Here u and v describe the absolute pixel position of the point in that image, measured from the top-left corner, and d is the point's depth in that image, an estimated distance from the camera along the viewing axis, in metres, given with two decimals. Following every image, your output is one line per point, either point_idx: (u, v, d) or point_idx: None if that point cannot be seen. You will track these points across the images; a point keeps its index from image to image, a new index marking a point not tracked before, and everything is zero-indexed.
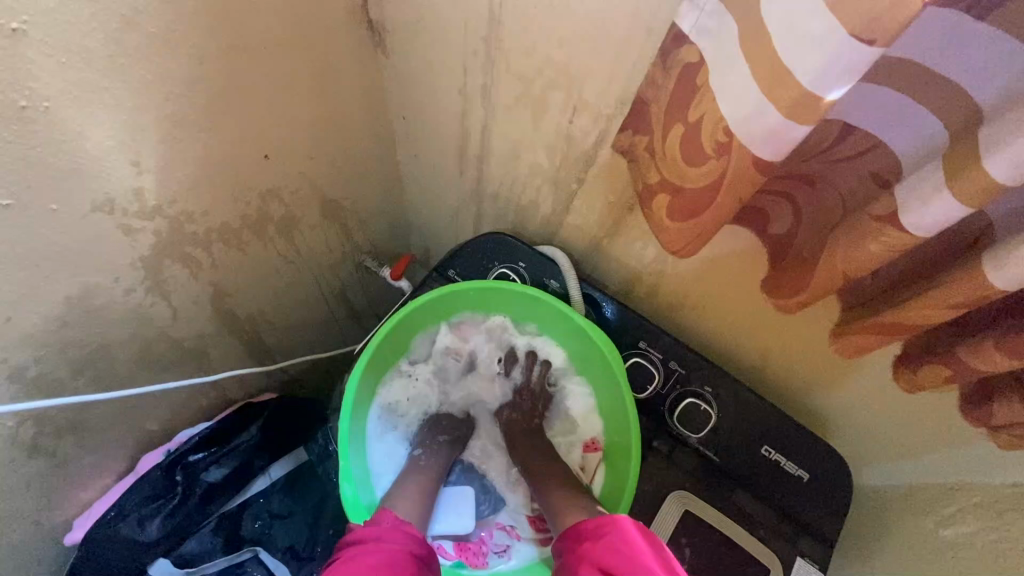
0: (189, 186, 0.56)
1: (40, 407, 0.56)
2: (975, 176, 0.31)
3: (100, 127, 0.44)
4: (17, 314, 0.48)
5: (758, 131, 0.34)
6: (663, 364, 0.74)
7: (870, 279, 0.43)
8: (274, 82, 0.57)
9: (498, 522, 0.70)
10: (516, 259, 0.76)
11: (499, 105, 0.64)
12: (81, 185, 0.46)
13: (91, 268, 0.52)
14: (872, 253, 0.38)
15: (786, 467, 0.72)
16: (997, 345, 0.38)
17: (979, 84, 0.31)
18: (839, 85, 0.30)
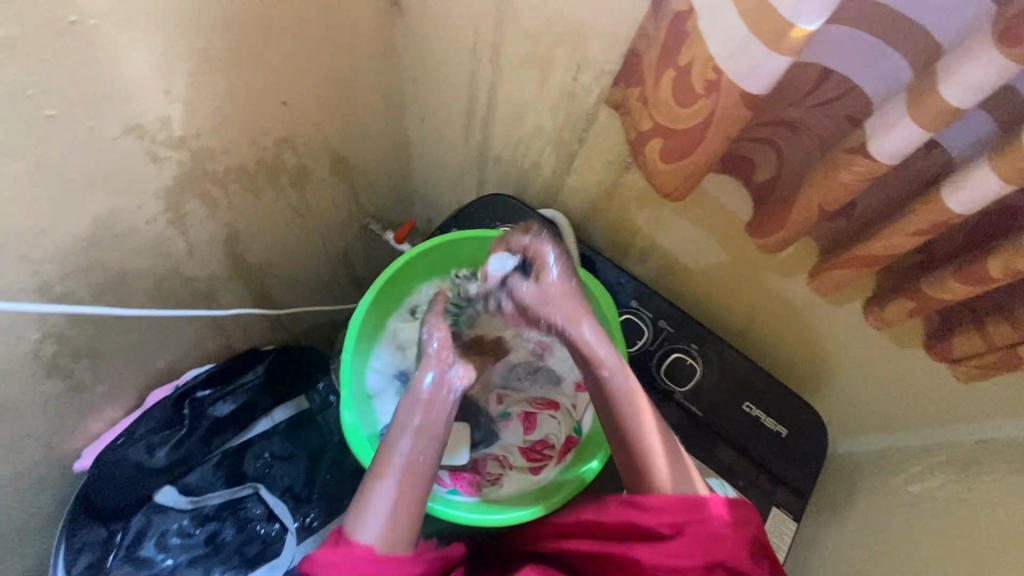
0: (212, 123, 0.59)
1: (61, 327, 0.59)
2: (932, 102, 0.34)
3: (138, 52, 0.48)
4: (49, 225, 0.51)
5: (743, 65, 0.38)
6: (652, 322, 0.77)
7: (849, 215, 0.48)
8: (297, 31, 0.60)
9: (492, 454, 0.72)
10: (515, 219, 0.79)
11: (508, 63, 0.67)
12: (116, 106, 0.49)
13: (119, 191, 0.55)
14: (845, 182, 0.42)
15: (765, 422, 0.75)
16: (954, 273, 0.43)
17: (939, 25, 0.35)
18: (814, 18, 0.34)
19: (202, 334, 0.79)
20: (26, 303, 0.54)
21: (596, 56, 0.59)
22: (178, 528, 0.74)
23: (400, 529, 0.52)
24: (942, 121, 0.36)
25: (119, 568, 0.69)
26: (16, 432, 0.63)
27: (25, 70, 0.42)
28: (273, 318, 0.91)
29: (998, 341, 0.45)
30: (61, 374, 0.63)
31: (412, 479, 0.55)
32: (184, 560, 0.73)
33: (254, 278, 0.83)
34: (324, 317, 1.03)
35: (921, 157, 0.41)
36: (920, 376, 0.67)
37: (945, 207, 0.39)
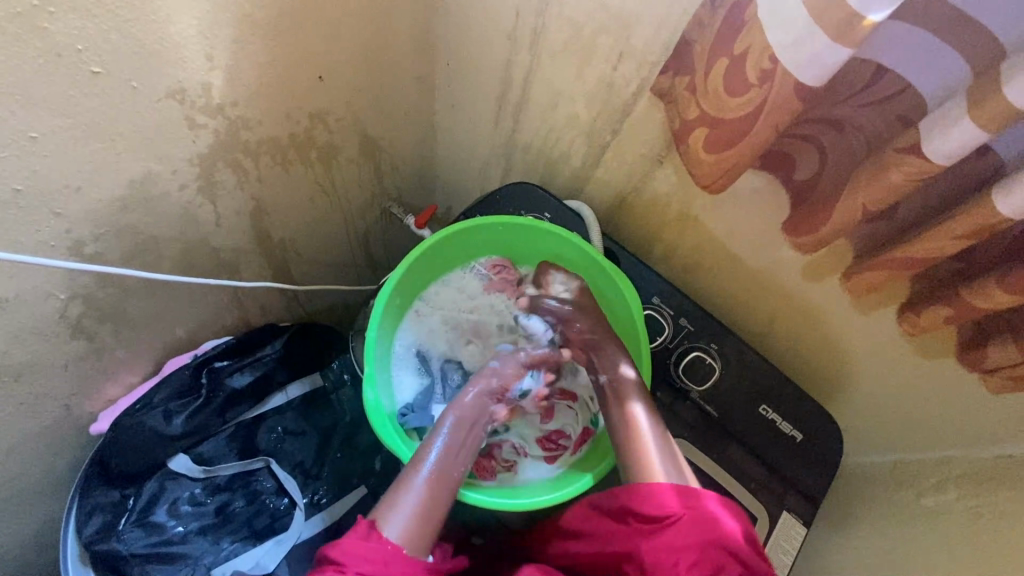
0: (250, 91, 0.59)
1: (91, 287, 0.59)
2: (996, 102, 0.34)
3: (188, 14, 0.48)
4: (86, 185, 0.51)
5: (803, 56, 0.38)
6: (673, 319, 0.76)
7: (891, 215, 0.47)
8: (339, 5, 0.60)
9: (506, 439, 0.73)
10: (542, 209, 0.78)
11: (547, 50, 0.67)
12: (161, 67, 0.49)
13: (155, 155, 0.55)
14: (894, 183, 0.42)
15: (780, 426, 0.74)
16: (999, 280, 0.42)
17: (1006, 27, 0.35)
18: (881, 7, 0.34)
19: (222, 306, 0.79)
20: (56, 260, 0.54)
21: (639, 47, 0.59)
22: (190, 497, 0.74)
23: (419, 530, 0.55)
24: (1004, 124, 0.35)
25: (130, 532, 0.69)
26: (40, 390, 0.63)
27: (78, 24, 0.42)
28: (291, 295, 0.91)
29: None
30: (86, 335, 0.63)
31: (433, 491, 0.58)
32: (193, 528, 0.73)
33: (276, 253, 0.83)
34: (339, 297, 1.03)
35: (973, 159, 0.40)
36: (944, 389, 0.66)
37: (998, 213, 0.38)
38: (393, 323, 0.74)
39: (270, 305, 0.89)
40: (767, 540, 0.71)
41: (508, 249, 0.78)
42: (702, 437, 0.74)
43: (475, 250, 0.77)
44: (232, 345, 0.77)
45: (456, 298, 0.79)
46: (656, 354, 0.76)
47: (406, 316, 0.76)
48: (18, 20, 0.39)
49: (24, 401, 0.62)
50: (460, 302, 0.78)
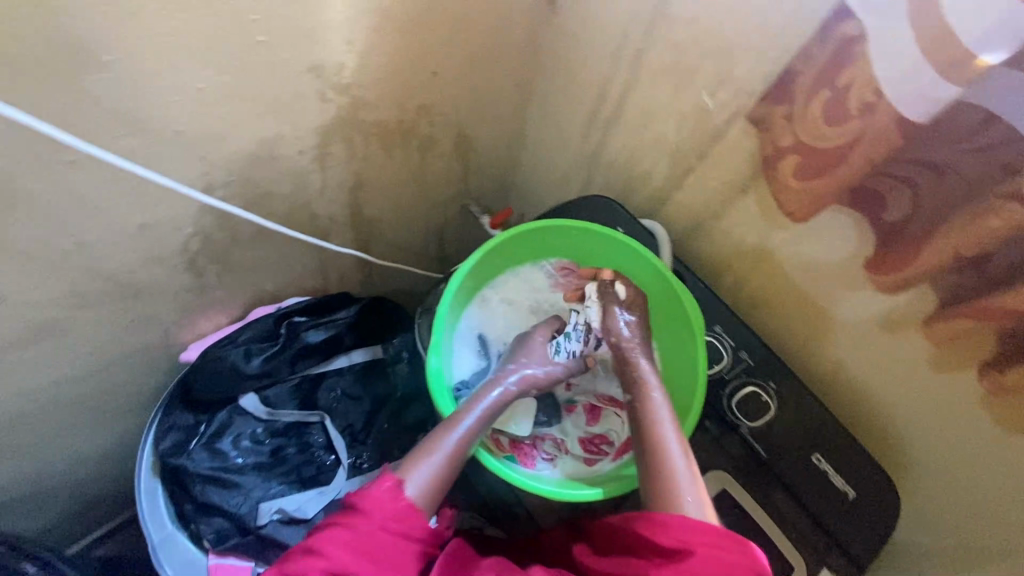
0: (377, 76, 0.66)
1: (208, 226, 0.67)
2: None
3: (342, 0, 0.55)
4: (228, 135, 0.59)
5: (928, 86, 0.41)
6: (732, 350, 0.73)
7: (992, 263, 0.50)
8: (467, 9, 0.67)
9: (548, 434, 0.75)
10: (617, 221, 0.79)
11: (646, 71, 0.70)
12: (306, 42, 0.56)
13: (283, 117, 0.62)
14: (994, 226, 0.49)
15: (833, 479, 0.68)
16: None
17: None
18: None
19: (308, 268, 0.86)
20: (194, 193, 0.62)
21: (739, 76, 0.61)
22: (251, 436, 0.80)
23: (426, 496, 0.59)
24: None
25: (198, 452, 0.77)
26: (148, 312, 0.71)
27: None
28: (366, 271, 0.98)
29: None
30: (196, 270, 0.72)
31: (447, 461, 0.61)
32: (250, 462, 0.79)
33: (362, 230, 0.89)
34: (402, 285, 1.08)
35: None
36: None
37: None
38: (462, 304, 0.78)
39: (347, 276, 0.95)
40: None
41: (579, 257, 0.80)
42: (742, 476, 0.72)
43: (546, 250, 0.81)
44: (309, 304, 0.84)
45: (521, 292, 0.82)
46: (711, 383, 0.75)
47: (473, 300, 0.80)
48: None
49: (132, 321, 0.71)
50: (528, 295, 0.82)
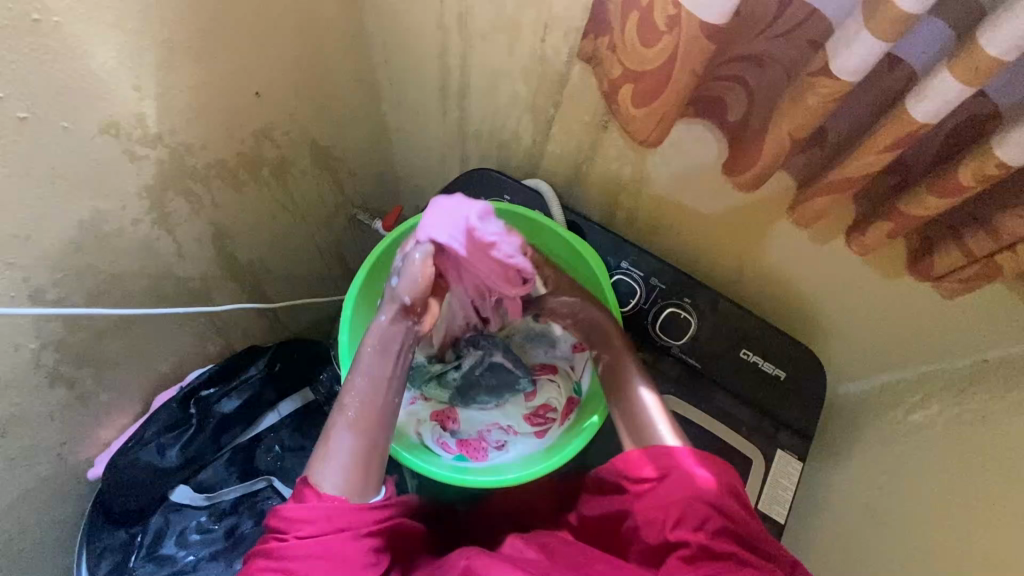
0: (521, 144, 0.90)
1: (290, 232, 0.97)
2: (900, 123, 0.44)
3: (293, 115, 0.82)
4: (294, 187, 0.92)
5: (843, 59, 0.42)
6: (645, 281, 0.86)
7: (878, 183, 0.54)
8: (510, 117, 0.86)
9: (495, 422, 0.78)
10: (502, 191, 0.88)
11: (513, 43, 0.74)
12: (201, 235, 0.79)
13: (300, 156, 0.89)
14: (840, 179, 0.52)
15: (763, 366, 0.85)
16: (972, 235, 0.49)
17: (846, 64, 0.43)
18: (841, 58, 0.42)
19: (333, 192, 1.01)
20: (232, 205, 0.82)
21: (562, 17, 0.67)
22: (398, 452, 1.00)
23: (353, 474, 0.58)
24: (983, 74, 0.38)
25: (142, 566, 0.78)
26: (115, 397, 0.80)
27: (122, 218, 0.66)
28: (271, 315, 1.03)
29: (978, 254, 0.50)
30: (279, 374, 0.92)
31: (367, 427, 0.61)
32: (204, 556, 0.81)
33: (310, 238, 1.03)
34: (326, 313, 1.20)
35: (933, 132, 0.47)
36: (926, 467, 0.74)
37: (998, 163, 0.42)
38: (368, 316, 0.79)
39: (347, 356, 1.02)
40: (765, 479, 0.81)
41: None
42: (744, 425, 0.84)
43: None
44: (282, 350, 0.92)
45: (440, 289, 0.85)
46: (707, 366, 0.85)
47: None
48: (104, 240, 0.65)
49: (37, 345, 0.65)
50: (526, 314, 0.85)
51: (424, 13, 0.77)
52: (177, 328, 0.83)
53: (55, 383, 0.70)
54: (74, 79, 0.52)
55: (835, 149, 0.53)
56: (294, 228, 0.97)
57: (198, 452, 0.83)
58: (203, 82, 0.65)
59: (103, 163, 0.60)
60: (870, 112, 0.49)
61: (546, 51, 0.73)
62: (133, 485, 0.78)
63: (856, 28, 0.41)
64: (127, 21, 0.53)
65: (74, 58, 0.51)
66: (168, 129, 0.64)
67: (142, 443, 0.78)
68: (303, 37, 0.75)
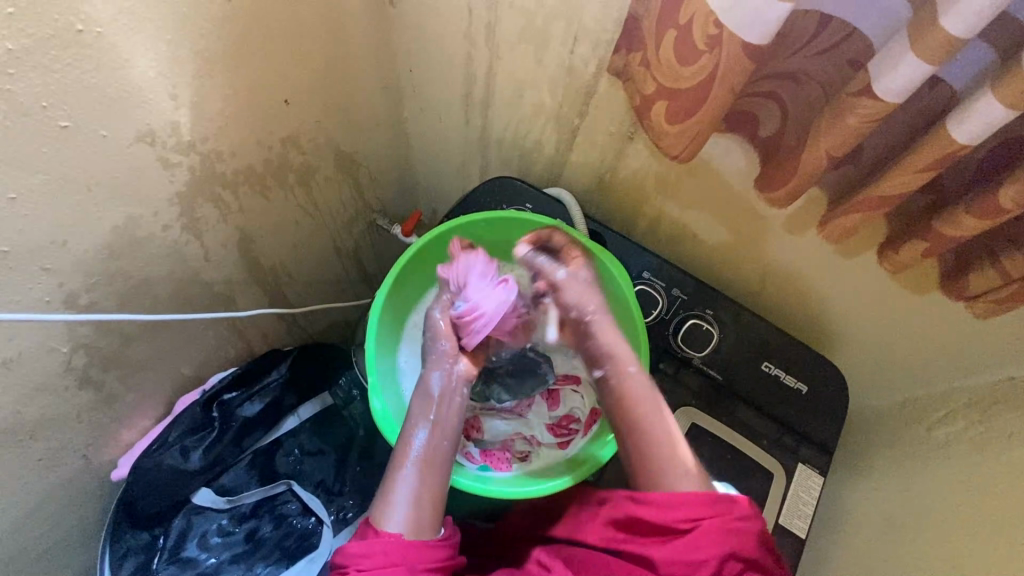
0: (543, 153, 0.91)
1: (312, 237, 0.98)
2: (942, 145, 0.44)
3: (318, 122, 0.83)
4: (318, 193, 0.93)
5: (886, 80, 0.42)
6: (666, 291, 0.86)
7: (913, 202, 0.54)
8: (533, 126, 0.87)
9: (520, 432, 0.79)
10: (524, 200, 0.88)
11: (539, 54, 0.74)
12: (227, 241, 0.80)
13: (325, 162, 0.90)
14: (877, 199, 0.52)
15: (784, 379, 0.85)
16: (1011, 255, 0.49)
17: (888, 86, 0.42)
18: (884, 80, 0.42)
19: (354, 197, 1.02)
20: (259, 211, 0.82)
21: (592, 29, 0.67)
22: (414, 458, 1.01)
23: (418, 515, 0.62)
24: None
25: (163, 568, 0.79)
26: (139, 399, 0.81)
27: (153, 223, 0.66)
28: (291, 319, 1.03)
29: (1015, 274, 0.50)
30: (300, 378, 0.92)
31: (428, 470, 0.65)
32: (225, 558, 0.82)
33: (331, 243, 1.04)
34: (344, 316, 1.20)
35: (976, 151, 0.47)
36: (949, 484, 0.74)
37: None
38: (392, 324, 0.79)
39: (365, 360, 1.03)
40: (786, 491, 0.81)
41: (529, 255, 0.85)
42: (765, 438, 0.84)
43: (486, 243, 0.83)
44: (303, 355, 0.92)
45: None
46: (727, 378, 0.85)
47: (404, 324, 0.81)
48: (136, 246, 0.66)
49: (68, 349, 0.65)
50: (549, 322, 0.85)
51: (452, 22, 0.78)
52: (201, 332, 0.84)
53: (84, 386, 0.71)
54: (114, 89, 0.53)
55: (870, 168, 0.53)
56: (314, 233, 0.97)
57: (220, 455, 0.84)
58: (235, 91, 0.66)
59: (137, 170, 0.60)
60: (910, 131, 0.48)
61: (573, 63, 0.73)
62: (156, 488, 0.79)
63: (903, 50, 0.40)
64: (168, 31, 0.54)
65: (115, 67, 0.52)
66: (200, 136, 0.65)
67: (166, 446, 0.79)
68: (332, 45, 0.75)
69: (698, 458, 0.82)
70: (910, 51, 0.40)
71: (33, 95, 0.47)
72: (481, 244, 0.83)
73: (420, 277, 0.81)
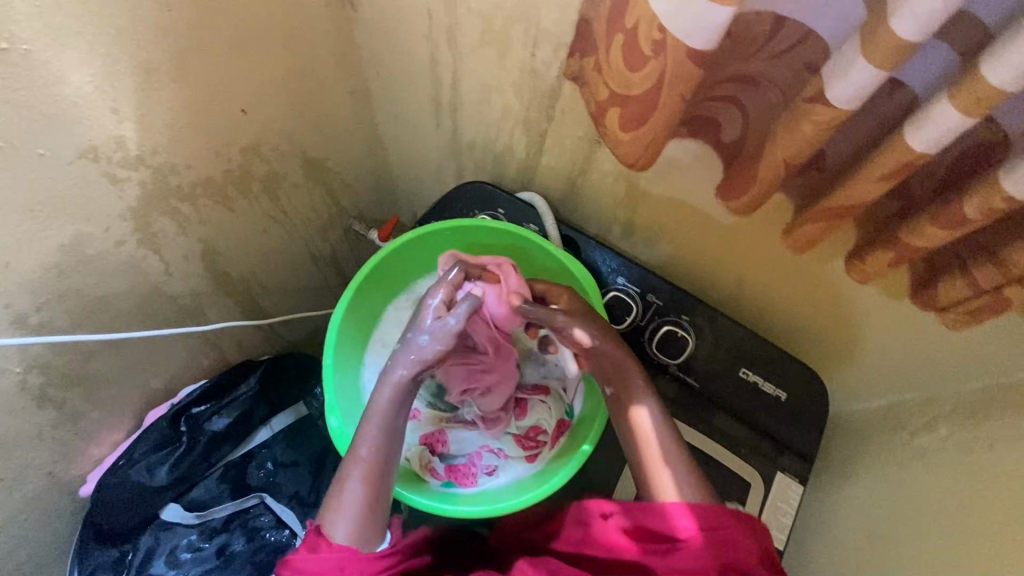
0: (513, 157, 0.88)
1: (284, 246, 0.96)
2: (900, 153, 0.41)
3: (281, 130, 0.81)
4: (287, 201, 0.91)
5: (837, 85, 0.40)
6: (641, 297, 0.84)
7: (880, 209, 0.52)
8: (502, 129, 0.84)
9: (487, 446, 0.77)
10: (494, 206, 0.86)
11: (501, 57, 0.72)
12: (190, 254, 0.78)
13: (292, 170, 0.88)
14: (840, 207, 0.49)
15: (763, 386, 0.83)
16: (980, 265, 0.46)
17: (839, 92, 0.40)
18: (835, 86, 0.40)
19: (326, 204, 1.00)
20: (223, 222, 0.81)
21: (551, 32, 0.65)
22: None
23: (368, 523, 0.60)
24: (988, 104, 0.36)
25: None
26: (105, 415, 0.80)
27: (106, 238, 0.65)
28: (266, 328, 1.02)
29: (985, 285, 0.47)
30: (272, 389, 0.91)
31: (378, 472, 0.62)
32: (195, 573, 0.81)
33: (304, 250, 1.02)
34: (324, 323, 1.19)
35: (940, 157, 0.44)
36: (930, 494, 0.72)
37: (1006, 196, 0.39)
38: (354, 336, 0.78)
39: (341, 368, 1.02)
40: (764, 501, 0.79)
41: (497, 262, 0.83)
42: (743, 447, 0.82)
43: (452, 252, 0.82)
44: (274, 366, 0.91)
45: None
46: (704, 385, 0.83)
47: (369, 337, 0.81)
48: (88, 263, 0.64)
49: (22, 369, 0.64)
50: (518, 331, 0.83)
51: (413, 26, 0.75)
52: (167, 347, 0.83)
53: (42, 406, 0.70)
54: (47, 106, 0.51)
55: (833, 175, 0.51)
56: (285, 242, 0.96)
57: (188, 470, 0.83)
58: (185, 102, 0.64)
59: (82, 187, 0.59)
60: (872, 137, 0.46)
61: (536, 66, 0.70)
62: (123, 504, 0.78)
63: (852, 54, 0.38)
64: (104, 46, 0.52)
65: (47, 84, 0.50)
66: (150, 150, 0.63)
67: (131, 462, 0.78)
68: (290, 51, 0.73)
69: None
70: (860, 54, 0.37)
71: None
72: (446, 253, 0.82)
73: (385, 289, 0.81)
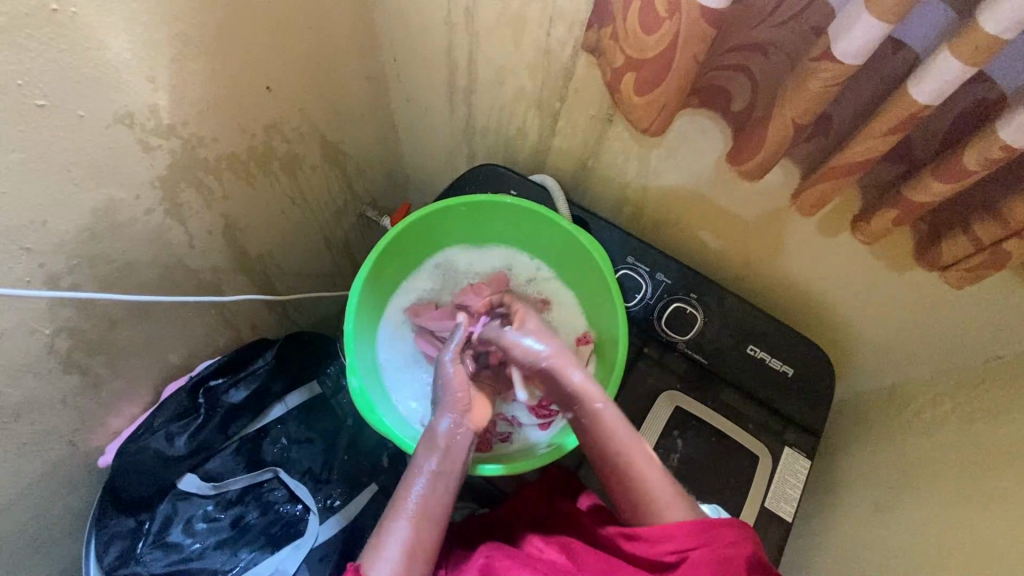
0: (525, 140, 0.91)
1: (301, 229, 0.99)
2: (904, 106, 0.44)
3: (303, 112, 0.84)
4: (306, 183, 0.94)
5: (843, 40, 0.42)
6: (650, 276, 0.86)
7: (885, 171, 0.54)
8: (515, 112, 0.87)
9: (501, 413, 0.80)
10: (507, 185, 0.89)
11: (517, 38, 0.75)
12: (213, 227, 0.80)
13: (312, 153, 0.91)
14: (846, 166, 0.51)
15: (770, 362, 0.84)
16: (981, 221, 0.49)
17: (843, 49, 0.43)
18: (841, 42, 0.42)
19: (342, 189, 1.03)
20: (243, 198, 0.83)
21: (566, 10, 0.68)
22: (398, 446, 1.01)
23: (408, 572, 0.57)
24: (986, 53, 0.38)
25: (149, 553, 0.80)
26: (127, 385, 0.82)
27: (136, 204, 0.67)
28: (280, 310, 1.04)
29: (985, 241, 0.50)
30: (287, 365, 0.93)
31: (425, 519, 0.60)
32: (210, 544, 0.82)
33: (320, 234, 1.05)
34: (335, 309, 1.21)
35: (942, 114, 0.47)
36: (936, 465, 0.73)
37: (1003, 146, 0.42)
38: (373, 310, 0.81)
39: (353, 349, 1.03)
40: (773, 475, 0.80)
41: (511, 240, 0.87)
42: (750, 422, 0.83)
43: (468, 230, 0.85)
44: (290, 341, 0.93)
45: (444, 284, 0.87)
46: (712, 361, 0.85)
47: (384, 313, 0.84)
48: (118, 228, 0.67)
49: (51, 330, 0.66)
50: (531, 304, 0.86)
51: (432, 10, 0.79)
52: (188, 320, 0.85)
53: (67, 370, 0.71)
54: (88, 67, 0.53)
55: (840, 137, 0.53)
56: (302, 224, 0.98)
57: (206, 441, 0.85)
58: (216, 76, 0.67)
59: (116, 152, 0.61)
60: (874, 96, 0.48)
61: (550, 46, 0.73)
62: (141, 472, 0.79)
63: (856, 9, 0.41)
64: (145, 14, 0.55)
65: (90, 47, 0.53)
66: (180, 120, 0.66)
67: (151, 431, 0.80)
68: (315, 33, 0.76)
69: (682, 442, 0.81)
70: (864, 7, 0.40)
71: (9, 72, 0.48)
72: (461, 231, 0.85)
73: (401, 266, 0.84)
